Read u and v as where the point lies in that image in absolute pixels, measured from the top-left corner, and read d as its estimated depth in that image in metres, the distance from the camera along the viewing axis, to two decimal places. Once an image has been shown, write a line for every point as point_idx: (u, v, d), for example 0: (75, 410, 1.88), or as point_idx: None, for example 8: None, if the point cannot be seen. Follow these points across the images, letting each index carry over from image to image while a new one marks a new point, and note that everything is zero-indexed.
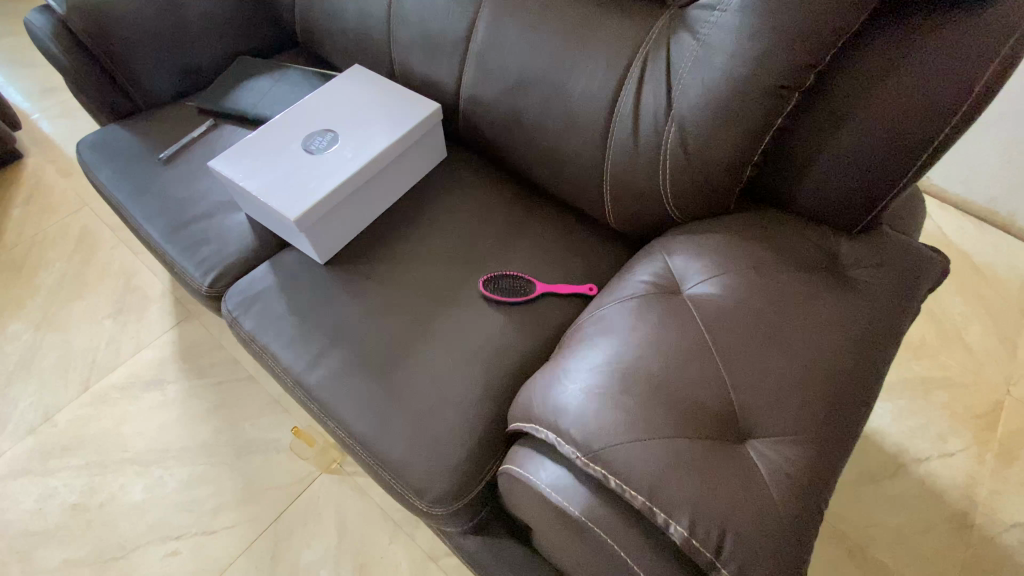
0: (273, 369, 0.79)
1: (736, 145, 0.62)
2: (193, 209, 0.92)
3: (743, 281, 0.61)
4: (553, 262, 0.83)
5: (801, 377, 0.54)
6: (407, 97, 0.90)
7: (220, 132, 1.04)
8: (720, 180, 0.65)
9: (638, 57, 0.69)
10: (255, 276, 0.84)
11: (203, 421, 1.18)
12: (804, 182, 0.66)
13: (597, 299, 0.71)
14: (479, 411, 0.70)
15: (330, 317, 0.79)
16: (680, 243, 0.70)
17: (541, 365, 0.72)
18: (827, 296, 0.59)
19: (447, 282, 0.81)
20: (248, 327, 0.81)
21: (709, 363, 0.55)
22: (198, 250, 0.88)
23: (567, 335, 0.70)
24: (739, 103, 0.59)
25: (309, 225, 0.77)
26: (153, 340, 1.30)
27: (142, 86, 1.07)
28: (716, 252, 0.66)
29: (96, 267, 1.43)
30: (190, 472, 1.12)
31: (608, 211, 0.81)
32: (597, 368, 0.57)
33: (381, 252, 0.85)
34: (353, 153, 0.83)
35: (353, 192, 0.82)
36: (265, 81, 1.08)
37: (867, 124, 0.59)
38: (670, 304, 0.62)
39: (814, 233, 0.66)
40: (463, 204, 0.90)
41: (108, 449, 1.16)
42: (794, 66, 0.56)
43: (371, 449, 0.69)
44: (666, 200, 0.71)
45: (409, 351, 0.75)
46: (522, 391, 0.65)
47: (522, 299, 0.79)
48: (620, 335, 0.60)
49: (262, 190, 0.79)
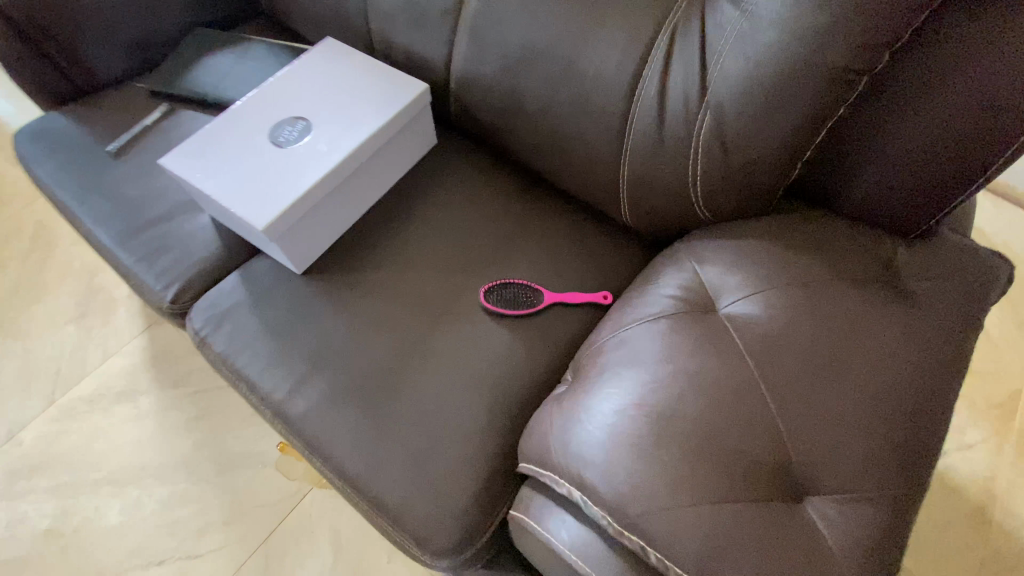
0: (251, 396, 0.70)
1: (785, 140, 0.52)
2: (148, 211, 0.81)
3: (790, 300, 0.53)
4: (561, 266, 0.74)
5: (866, 419, 0.46)
6: (389, 77, 0.78)
7: (177, 118, 0.91)
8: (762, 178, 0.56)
9: (664, 30, 0.59)
10: (223, 289, 0.74)
11: (182, 435, 1.10)
12: (857, 180, 0.57)
13: (615, 317, 0.62)
14: (485, 444, 0.62)
15: (312, 336, 0.69)
16: (711, 250, 0.61)
17: (553, 390, 0.64)
18: (889, 316, 0.51)
19: (443, 293, 0.72)
20: (219, 349, 0.71)
21: (757, 405, 0.47)
22: (158, 259, 0.77)
23: (583, 357, 0.62)
24: (793, 89, 0.49)
25: (281, 233, 0.67)
26: (122, 347, 1.19)
27: (84, 65, 0.93)
28: (755, 263, 0.57)
29: (54, 267, 1.31)
30: (171, 491, 1.04)
31: (624, 208, 0.71)
32: (625, 412, 0.49)
33: (367, 258, 0.75)
34: (329, 147, 0.71)
35: (331, 192, 0.71)
36: (226, 58, 0.94)
37: (942, 114, 0.50)
38: (705, 326, 0.54)
39: (867, 238, 0.58)
40: (458, 200, 0.80)
41: (79, 468, 1.07)
42: (860, 46, 0.46)
43: (366, 491, 0.62)
44: (695, 200, 0.62)
45: (403, 376, 0.66)
46: (535, 425, 0.58)
47: (529, 311, 0.70)
48: (649, 368, 0.52)
49: (222, 193, 0.68)
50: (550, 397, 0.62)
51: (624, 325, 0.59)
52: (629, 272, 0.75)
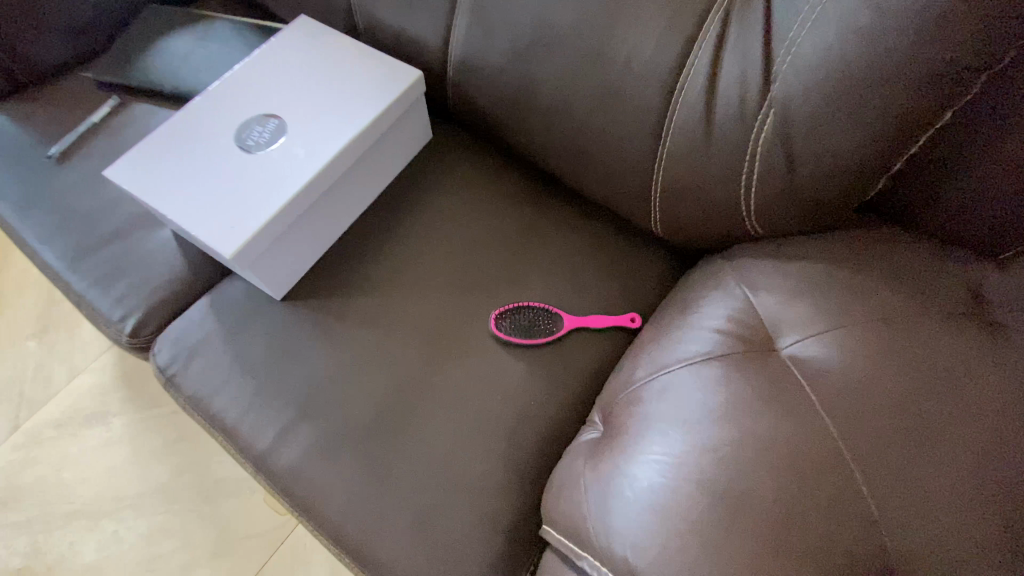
0: (229, 445, 0.61)
1: (871, 149, 0.43)
2: (101, 226, 0.69)
3: (870, 343, 0.44)
4: (582, 285, 0.65)
5: (979, 498, 0.38)
6: (377, 64, 0.67)
7: (131, 114, 0.79)
8: (832, 192, 0.47)
9: (717, 10, 0.49)
10: (192, 319, 0.64)
11: (161, 460, 1.01)
12: (946, 193, 0.48)
13: (649, 353, 0.53)
14: (502, 500, 0.54)
15: (295, 376, 0.60)
16: (764, 274, 0.52)
17: (580, 434, 0.56)
18: (995, 362, 0.42)
19: (447, 320, 0.62)
20: (190, 391, 0.61)
21: (838, 482, 0.39)
22: (114, 284, 0.67)
23: (612, 399, 0.54)
24: (889, 86, 0.40)
25: (254, 258, 0.57)
26: (90, 363, 1.09)
27: (18, 53, 0.79)
28: (819, 294, 0.48)
29: (11, 275, 1.19)
30: (151, 523, 0.96)
31: (655, 219, 0.61)
32: (677, 488, 0.41)
33: (357, 281, 0.65)
34: (307, 151, 0.60)
35: (312, 206, 0.61)
36: (184, 40, 0.81)
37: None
38: (765, 374, 0.46)
39: (955, 261, 0.48)
40: (459, 207, 0.69)
41: (48, 500, 0.98)
42: (980, 34, 0.37)
43: (367, 560, 0.53)
44: (746, 213, 0.53)
45: (405, 421, 0.57)
46: (563, 486, 0.50)
47: (549, 340, 0.61)
48: (697, 433, 0.43)
49: (180, 210, 0.57)
50: (576, 445, 0.54)
51: (662, 369, 0.50)
52: (658, 290, 0.66)
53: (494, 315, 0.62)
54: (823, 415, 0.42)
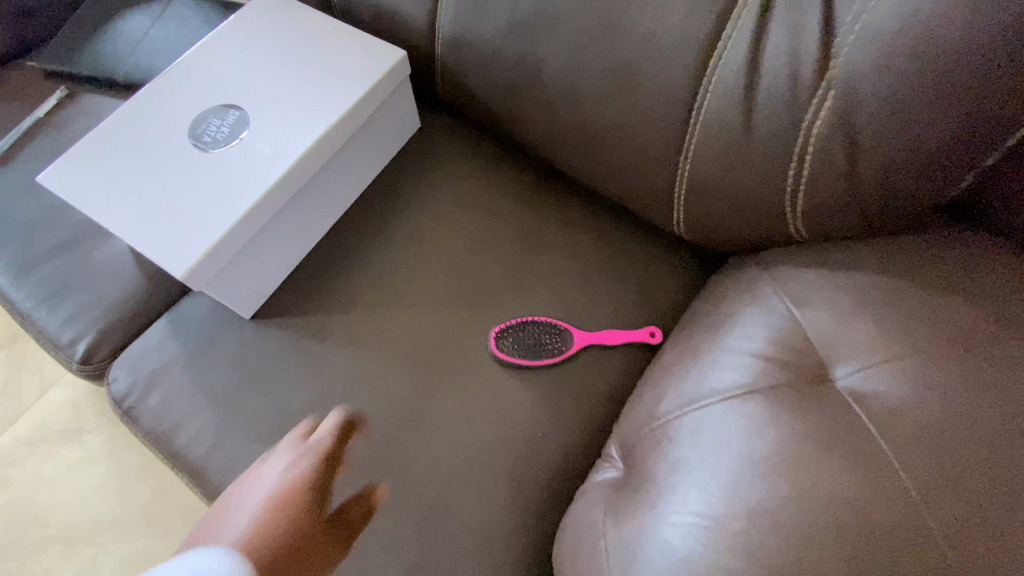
0: (196, 485, 0.53)
1: (958, 124, 0.35)
2: (48, 235, 0.61)
3: (949, 377, 0.36)
4: (594, 295, 0.57)
5: None
6: (353, 42, 0.57)
7: (78, 106, 0.70)
8: (902, 183, 0.39)
9: None
10: (152, 342, 0.56)
11: (141, 480, 0.94)
12: None
13: (674, 381, 0.46)
14: (508, 551, 0.47)
15: (267, 408, 0.52)
16: (813, 287, 0.44)
17: (595, 472, 0.48)
18: None
19: (441, 339, 0.54)
20: (149, 426, 0.54)
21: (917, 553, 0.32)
22: (62, 301, 0.58)
23: (632, 434, 0.46)
24: (988, 45, 0.33)
25: (213, 274, 0.49)
26: (62, 377, 1.02)
27: None
28: (881, 314, 0.40)
29: None
30: (131, 548, 0.89)
31: (679, 219, 0.53)
32: (717, 559, 0.34)
33: (336, 295, 0.56)
34: (270, 147, 0.51)
35: (279, 211, 0.52)
36: (139, 20, 0.72)
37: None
38: (820, 415, 0.38)
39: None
40: (453, 207, 0.61)
41: (20, 526, 0.91)
42: None
43: None
44: (791, 215, 0.45)
45: (393, 460, 0.50)
46: (580, 540, 0.43)
47: (557, 359, 0.53)
48: (738, 488, 0.36)
49: (126, 224, 0.49)
50: (591, 487, 0.47)
51: (692, 403, 0.43)
52: (680, 299, 0.58)
53: (493, 332, 0.55)
54: (898, 467, 0.35)
